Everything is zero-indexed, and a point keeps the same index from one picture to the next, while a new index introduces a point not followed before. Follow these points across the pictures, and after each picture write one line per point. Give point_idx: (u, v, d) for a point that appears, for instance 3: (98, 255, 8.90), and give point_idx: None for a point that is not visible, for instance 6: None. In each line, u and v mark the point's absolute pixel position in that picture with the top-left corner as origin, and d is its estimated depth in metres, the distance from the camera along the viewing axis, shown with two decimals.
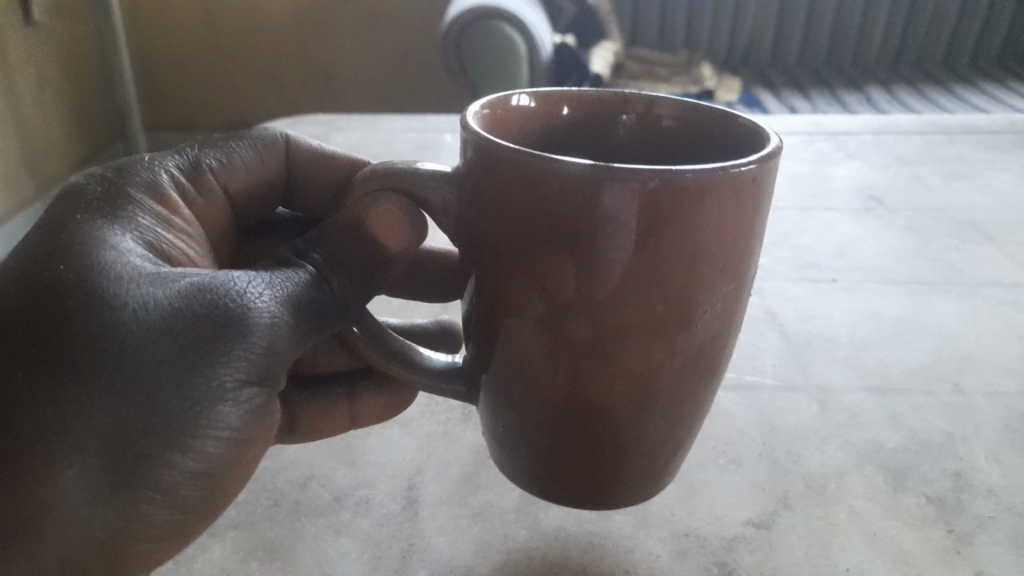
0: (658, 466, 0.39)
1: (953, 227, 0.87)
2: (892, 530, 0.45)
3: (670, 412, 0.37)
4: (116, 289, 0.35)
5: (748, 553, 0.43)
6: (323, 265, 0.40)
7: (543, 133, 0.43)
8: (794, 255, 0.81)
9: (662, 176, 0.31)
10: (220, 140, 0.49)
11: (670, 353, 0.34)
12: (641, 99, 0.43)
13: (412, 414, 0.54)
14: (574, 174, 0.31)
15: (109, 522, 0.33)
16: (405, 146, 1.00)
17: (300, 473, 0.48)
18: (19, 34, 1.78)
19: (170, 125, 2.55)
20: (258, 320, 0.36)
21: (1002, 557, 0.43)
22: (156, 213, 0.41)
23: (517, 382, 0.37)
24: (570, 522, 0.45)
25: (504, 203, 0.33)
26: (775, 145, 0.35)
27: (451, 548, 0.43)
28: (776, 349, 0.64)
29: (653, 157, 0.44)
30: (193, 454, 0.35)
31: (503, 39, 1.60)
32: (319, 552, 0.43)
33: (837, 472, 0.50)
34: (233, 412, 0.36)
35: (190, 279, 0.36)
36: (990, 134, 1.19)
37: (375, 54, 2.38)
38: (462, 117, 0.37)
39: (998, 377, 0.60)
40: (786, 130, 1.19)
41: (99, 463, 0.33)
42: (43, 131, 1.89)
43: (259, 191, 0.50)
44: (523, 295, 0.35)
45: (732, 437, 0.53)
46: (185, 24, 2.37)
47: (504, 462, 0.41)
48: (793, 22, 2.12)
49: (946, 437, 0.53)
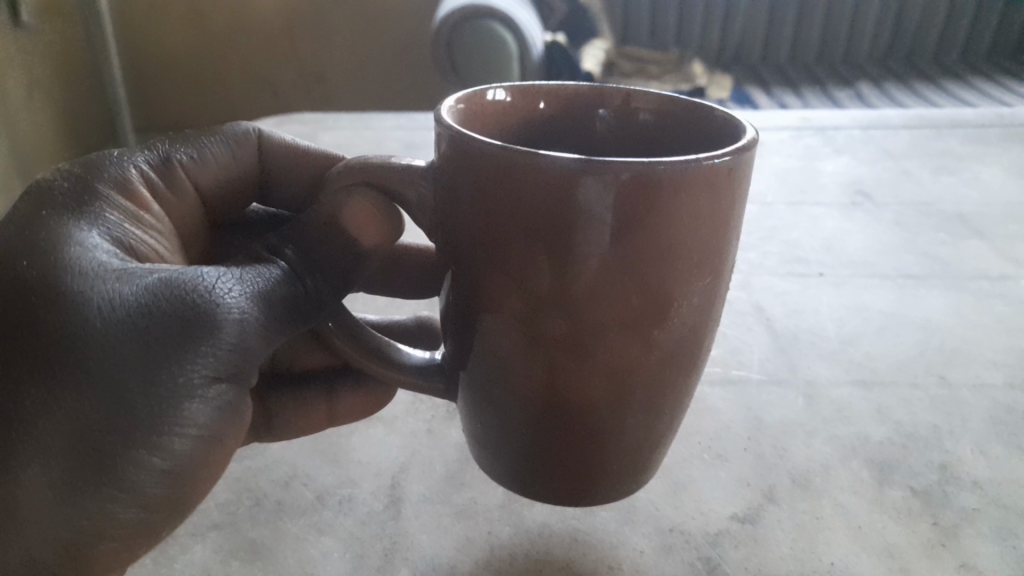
0: (641, 460, 0.39)
1: (941, 221, 0.87)
2: (878, 524, 0.45)
3: (651, 406, 0.36)
4: (82, 285, 0.34)
5: (733, 548, 0.43)
6: (296, 261, 0.40)
7: (521, 127, 0.43)
8: (782, 250, 0.81)
9: (636, 168, 0.30)
10: (192, 136, 0.48)
11: (649, 347, 0.34)
12: (618, 92, 0.43)
13: (397, 412, 0.54)
14: (550, 166, 0.31)
15: (75, 521, 0.33)
16: (393, 145, 1.00)
17: (283, 473, 0.48)
18: (10, 37, 1.77)
19: (162, 126, 2.54)
20: (228, 315, 0.36)
21: (989, 549, 0.43)
22: (124, 208, 0.41)
23: (495, 377, 0.37)
24: (554, 519, 0.45)
25: (479, 195, 0.33)
26: (752, 137, 0.34)
27: (435, 545, 0.43)
28: (763, 344, 0.63)
29: (632, 150, 0.44)
30: (162, 452, 0.34)
31: (494, 37, 1.60)
32: (301, 552, 0.42)
33: (824, 467, 0.49)
34: (202, 408, 0.36)
35: (157, 275, 0.36)
36: (979, 128, 1.19)
37: (367, 54, 2.37)
38: (437, 111, 0.36)
39: (985, 370, 0.60)
40: (775, 126, 1.19)
41: (64, 462, 0.32)
42: (35, 133, 1.88)
43: (234, 186, 0.49)
44: (499, 290, 0.34)
45: (719, 432, 0.53)
46: (176, 26, 2.36)
47: (485, 460, 0.41)
48: (783, 20, 2.12)
49: (933, 430, 0.53)
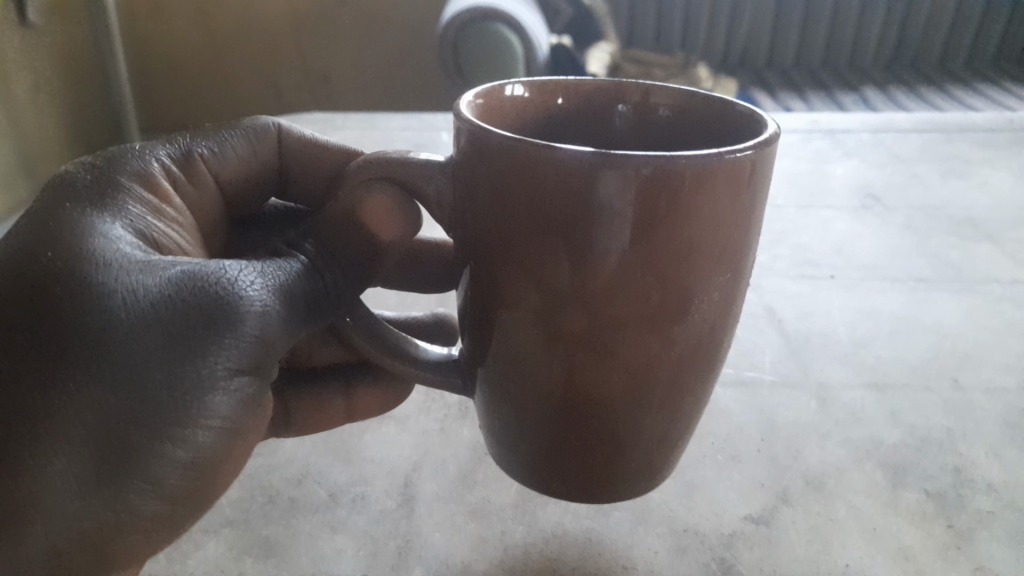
0: (657, 459, 0.39)
1: (950, 225, 0.87)
2: (892, 527, 0.44)
3: (669, 404, 0.36)
4: (107, 278, 0.34)
5: (748, 549, 0.43)
6: (316, 256, 0.40)
7: (538, 123, 0.43)
8: (792, 253, 0.81)
9: (657, 162, 0.30)
10: (211, 129, 0.48)
11: (668, 344, 0.34)
12: (636, 88, 0.43)
13: (409, 411, 0.54)
14: (570, 162, 0.31)
15: (98, 513, 0.33)
16: (401, 145, 1.00)
17: (296, 470, 0.48)
18: (17, 35, 1.78)
19: (165, 126, 2.54)
20: (250, 308, 0.36)
21: (1004, 552, 0.43)
22: (146, 201, 0.41)
23: (513, 374, 0.37)
24: (568, 519, 0.45)
25: (498, 191, 0.33)
26: (773, 132, 0.34)
27: (447, 544, 0.43)
28: (775, 346, 0.63)
29: (650, 145, 0.44)
30: (184, 444, 0.34)
31: (498, 39, 1.60)
32: (314, 550, 0.42)
33: (837, 469, 0.49)
34: (225, 400, 0.35)
35: (179, 267, 0.36)
36: (987, 133, 1.19)
37: (373, 55, 2.37)
38: (456, 106, 0.36)
39: (997, 374, 0.60)
40: (784, 129, 1.19)
41: (88, 453, 0.32)
42: (41, 132, 1.89)
43: (250, 181, 0.49)
44: (516, 284, 0.34)
45: (732, 433, 0.53)
46: (181, 27, 2.37)
47: (502, 456, 0.41)
48: (787, 26, 2.12)
49: (946, 433, 0.53)
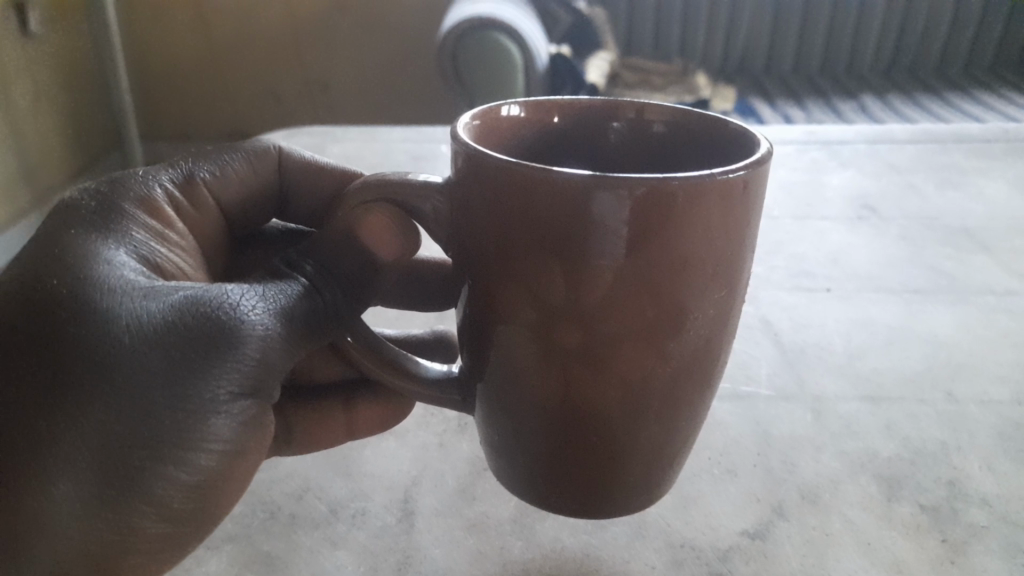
0: (656, 472, 0.39)
1: (945, 235, 0.88)
2: (887, 540, 0.45)
3: (666, 417, 0.37)
4: (111, 303, 0.35)
5: (744, 563, 0.44)
6: (315, 276, 0.41)
7: (535, 141, 0.44)
8: (788, 264, 0.81)
9: (650, 183, 0.31)
10: (212, 152, 0.49)
11: (663, 359, 0.35)
12: (631, 104, 0.44)
13: (409, 425, 0.55)
14: (564, 182, 0.31)
15: (101, 534, 0.33)
16: (401, 157, 1.00)
17: (296, 486, 0.48)
18: (17, 44, 1.79)
19: (164, 134, 2.55)
20: (251, 332, 0.36)
21: (997, 565, 0.43)
22: (149, 226, 0.42)
23: (510, 387, 0.37)
24: (566, 533, 0.46)
25: (495, 211, 0.34)
26: (765, 151, 0.35)
27: (446, 559, 0.43)
28: (771, 358, 0.64)
29: (645, 161, 0.44)
30: (186, 467, 0.35)
31: (496, 48, 1.61)
32: (315, 565, 0.43)
33: (832, 481, 0.50)
34: (227, 422, 0.36)
35: (182, 292, 0.36)
36: (983, 142, 1.19)
37: (372, 64, 2.38)
38: (453, 128, 0.37)
39: (992, 386, 0.60)
40: (781, 139, 1.20)
41: (92, 476, 0.33)
42: (41, 141, 1.90)
43: (251, 200, 0.50)
44: (513, 300, 0.35)
45: (728, 446, 0.53)
46: (181, 36, 2.38)
47: (502, 470, 0.41)
48: (785, 33, 2.13)
49: (940, 445, 0.53)
